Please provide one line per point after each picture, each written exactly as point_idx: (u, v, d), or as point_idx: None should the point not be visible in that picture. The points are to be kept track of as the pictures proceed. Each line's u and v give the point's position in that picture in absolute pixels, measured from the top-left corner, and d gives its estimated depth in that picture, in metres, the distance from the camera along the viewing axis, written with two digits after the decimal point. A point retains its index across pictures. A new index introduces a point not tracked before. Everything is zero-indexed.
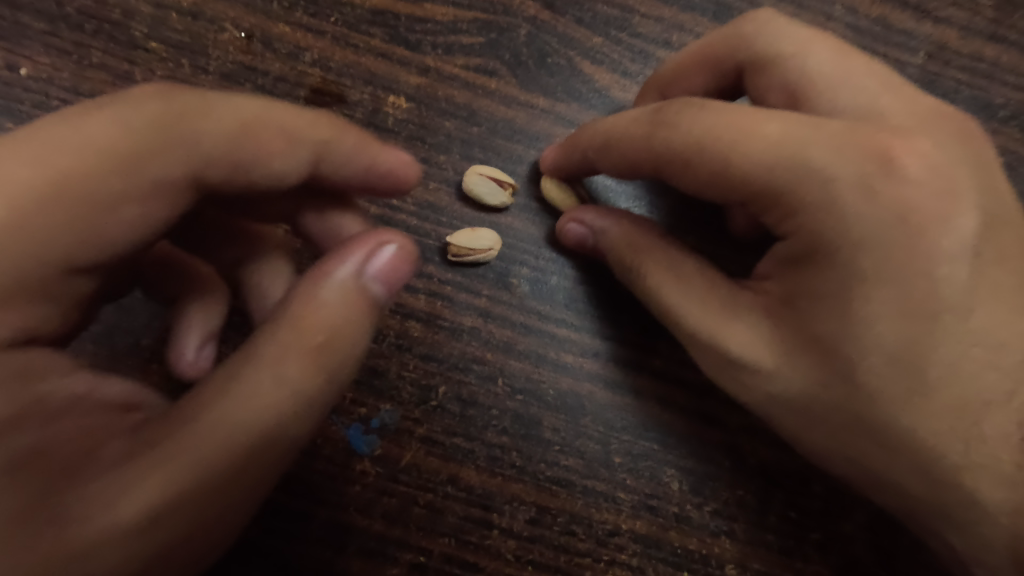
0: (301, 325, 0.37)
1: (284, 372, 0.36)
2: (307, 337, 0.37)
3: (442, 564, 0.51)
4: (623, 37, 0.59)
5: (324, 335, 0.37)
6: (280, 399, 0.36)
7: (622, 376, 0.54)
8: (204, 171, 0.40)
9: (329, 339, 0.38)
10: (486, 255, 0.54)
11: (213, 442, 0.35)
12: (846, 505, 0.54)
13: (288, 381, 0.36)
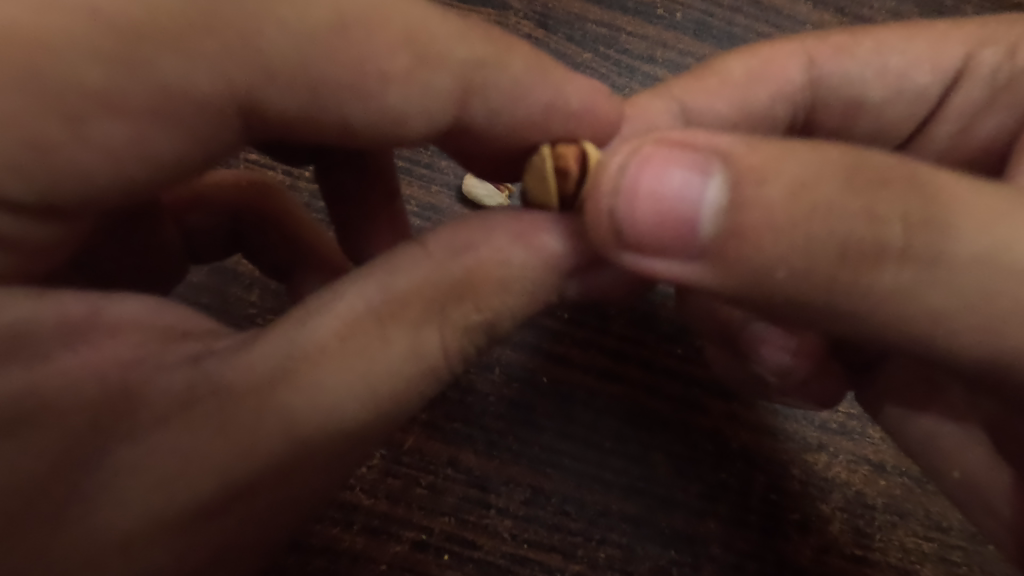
0: (452, 271, 0.38)
1: (397, 348, 0.37)
2: (450, 298, 0.38)
3: (442, 541, 0.54)
4: (611, 54, 0.64)
5: (465, 292, 0.38)
6: (394, 370, 0.37)
7: (611, 365, 0.58)
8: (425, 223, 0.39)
9: (475, 307, 0.38)
10: None
11: (313, 404, 0.35)
12: (823, 488, 0.58)
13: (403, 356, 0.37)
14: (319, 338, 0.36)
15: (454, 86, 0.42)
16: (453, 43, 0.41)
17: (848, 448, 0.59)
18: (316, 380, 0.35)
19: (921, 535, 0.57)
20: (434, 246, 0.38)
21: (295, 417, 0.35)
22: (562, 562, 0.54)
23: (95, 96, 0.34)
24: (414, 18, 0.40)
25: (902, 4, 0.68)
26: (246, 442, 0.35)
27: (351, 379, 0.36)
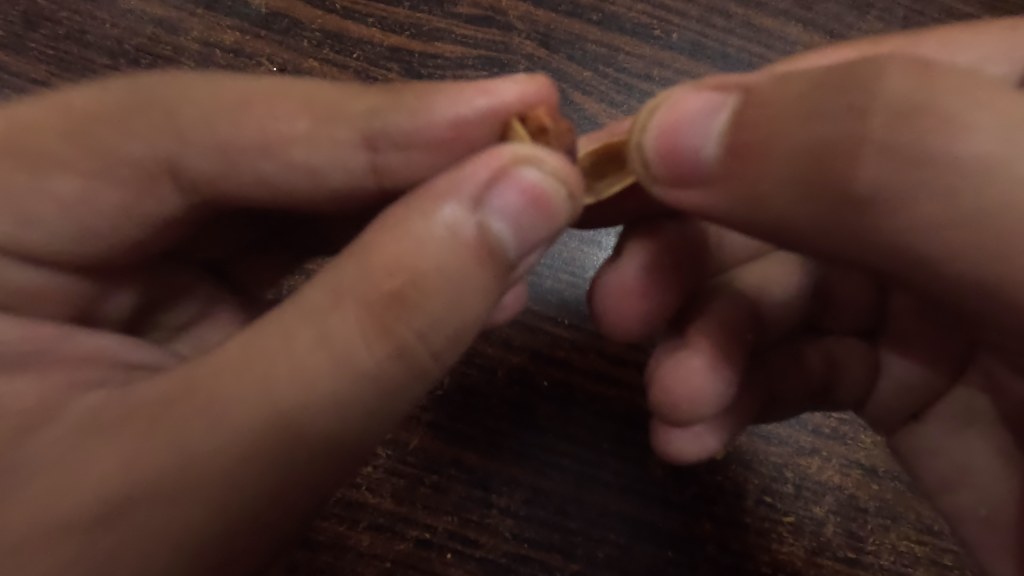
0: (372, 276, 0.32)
1: (320, 363, 0.32)
2: (382, 316, 0.32)
3: (446, 539, 0.55)
4: (610, 72, 0.67)
5: (404, 292, 0.32)
6: (304, 381, 0.32)
7: (609, 369, 0.60)
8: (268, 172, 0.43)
9: (423, 316, 0.32)
10: None
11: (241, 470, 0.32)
12: (816, 491, 0.59)
13: (335, 381, 0.32)
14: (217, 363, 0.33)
15: (358, 136, 0.42)
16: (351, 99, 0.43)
17: (841, 452, 0.60)
18: (220, 432, 0.32)
19: (913, 539, 0.58)
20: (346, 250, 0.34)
21: (199, 474, 0.31)
22: (562, 560, 0.56)
23: (48, 167, 0.39)
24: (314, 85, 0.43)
25: (889, 25, 0.71)
26: (156, 509, 0.31)
27: (269, 415, 0.32)
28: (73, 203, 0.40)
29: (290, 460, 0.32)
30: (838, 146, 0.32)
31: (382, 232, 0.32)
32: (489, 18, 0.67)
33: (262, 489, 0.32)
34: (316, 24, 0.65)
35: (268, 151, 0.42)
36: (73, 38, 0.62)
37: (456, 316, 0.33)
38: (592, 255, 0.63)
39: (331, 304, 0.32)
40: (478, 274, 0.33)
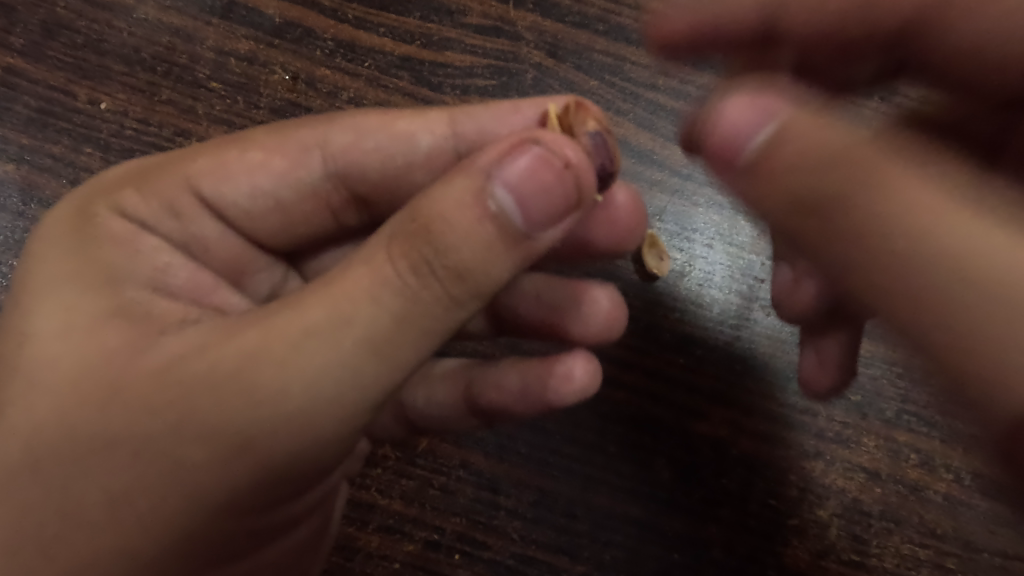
0: (398, 221, 0.35)
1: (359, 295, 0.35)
2: (404, 244, 0.35)
3: (454, 541, 0.56)
4: (616, 81, 0.68)
5: (420, 229, 0.35)
6: (344, 315, 0.35)
7: (614, 373, 0.61)
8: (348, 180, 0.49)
9: (433, 248, 0.34)
10: None
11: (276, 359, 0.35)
12: (821, 494, 0.60)
13: (372, 286, 0.35)
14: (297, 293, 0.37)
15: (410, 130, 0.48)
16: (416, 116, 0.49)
17: (844, 456, 0.61)
18: (275, 321, 0.36)
19: (917, 542, 0.59)
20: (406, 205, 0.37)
21: (250, 355, 0.35)
22: (569, 562, 0.56)
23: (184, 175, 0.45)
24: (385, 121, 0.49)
25: None
26: (206, 381, 0.35)
27: (318, 311, 0.35)
28: (197, 204, 0.45)
29: (314, 386, 0.35)
30: (993, 265, 0.29)
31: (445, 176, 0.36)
32: (498, 28, 0.69)
33: (291, 386, 0.35)
34: (329, 34, 0.66)
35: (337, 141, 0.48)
36: (91, 46, 0.63)
37: (468, 255, 0.34)
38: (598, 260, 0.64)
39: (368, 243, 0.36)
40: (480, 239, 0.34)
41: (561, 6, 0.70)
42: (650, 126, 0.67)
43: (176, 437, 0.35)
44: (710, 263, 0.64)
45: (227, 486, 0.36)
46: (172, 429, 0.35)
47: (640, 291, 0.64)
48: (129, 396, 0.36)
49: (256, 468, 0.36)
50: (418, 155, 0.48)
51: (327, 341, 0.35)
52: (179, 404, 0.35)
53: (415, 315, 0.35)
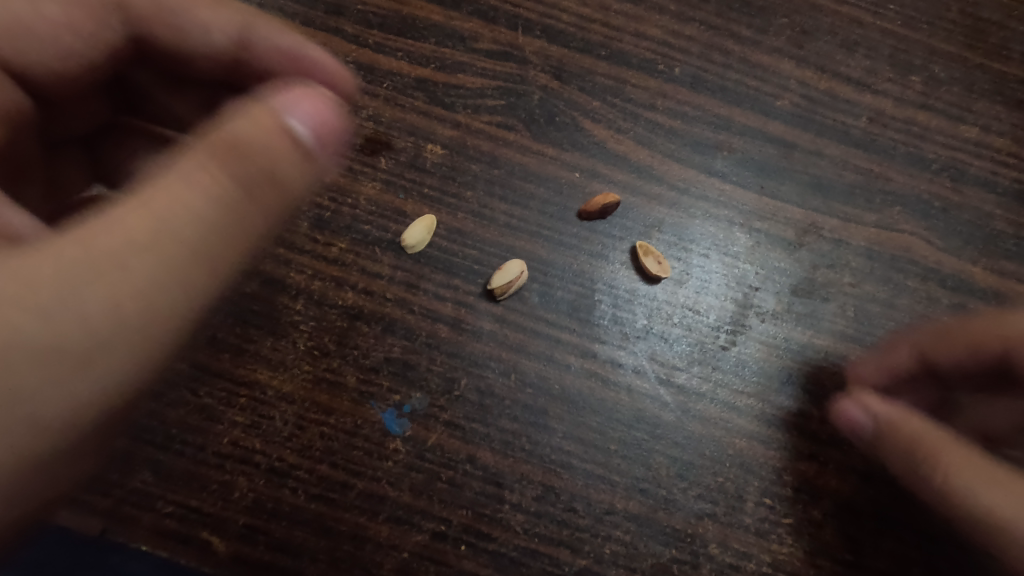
0: (203, 156, 0.39)
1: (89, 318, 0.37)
2: (201, 178, 0.38)
3: (460, 533, 0.58)
4: (617, 102, 0.73)
5: (233, 149, 0.39)
6: (72, 326, 0.36)
7: (614, 374, 0.64)
8: (226, 141, 0.39)
9: (259, 168, 0.40)
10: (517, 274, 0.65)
11: (104, 277, 0.37)
12: (814, 494, 0.62)
13: (215, 192, 0.38)
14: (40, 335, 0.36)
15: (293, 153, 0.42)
16: (262, 131, 0.40)
17: (838, 458, 0.63)
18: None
19: (909, 543, 0.61)
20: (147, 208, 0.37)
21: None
22: (570, 555, 0.59)
23: None
24: (216, 149, 0.39)
25: (876, 62, 0.76)
26: None
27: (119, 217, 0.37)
28: None
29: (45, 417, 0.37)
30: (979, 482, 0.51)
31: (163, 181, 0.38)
32: (507, 53, 0.73)
33: (59, 309, 0.36)
34: (351, 58, 0.71)
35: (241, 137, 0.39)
36: None
37: (257, 224, 0.41)
38: (600, 268, 0.67)
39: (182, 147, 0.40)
40: (159, 281, 0.38)
41: (566, 34, 0.75)
42: (649, 143, 0.72)
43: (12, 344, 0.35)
44: (706, 270, 0.68)
45: (108, 392, 0.39)
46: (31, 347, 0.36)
47: (641, 298, 0.66)
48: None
49: (80, 414, 0.38)
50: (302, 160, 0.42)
51: (155, 243, 0.37)
52: (35, 298, 0.36)
53: (276, 191, 0.41)
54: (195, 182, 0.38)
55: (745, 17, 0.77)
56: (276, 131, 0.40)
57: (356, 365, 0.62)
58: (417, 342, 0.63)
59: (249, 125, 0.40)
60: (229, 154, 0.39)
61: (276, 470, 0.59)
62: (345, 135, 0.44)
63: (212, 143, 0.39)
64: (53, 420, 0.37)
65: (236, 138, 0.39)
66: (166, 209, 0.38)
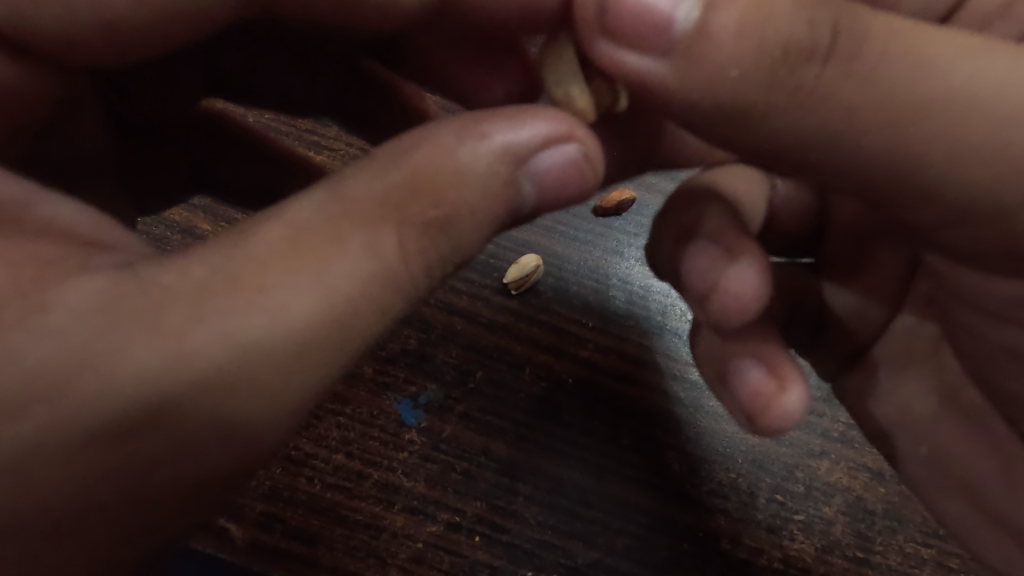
0: (395, 178, 0.35)
1: (199, 333, 0.32)
2: (346, 224, 0.34)
3: (474, 524, 0.59)
4: None
5: (436, 210, 0.35)
6: (274, 333, 0.33)
7: (628, 368, 0.65)
8: (356, 211, 0.34)
9: (447, 240, 0.36)
10: (533, 269, 0.67)
11: (249, 298, 0.33)
12: (826, 491, 0.62)
13: (365, 256, 0.34)
14: (188, 338, 0.32)
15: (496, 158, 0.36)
16: (469, 206, 0.36)
17: (848, 456, 0.64)
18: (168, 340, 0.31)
19: (919, 541, 0.61)
20: (219, 264, 0.33)
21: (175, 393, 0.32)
22: (583, 548, 0.59)
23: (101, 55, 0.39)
24: (282, 262, 0.33)
25: None
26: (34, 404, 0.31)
27: (300, 299, 0.33)
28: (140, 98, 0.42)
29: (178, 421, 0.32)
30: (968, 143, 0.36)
31: (417, 156, 0.35)
32: None
33: (265, 320, 0.33)
34: None
35: (315, 268, 0.33)
36: None
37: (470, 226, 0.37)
38: (613, 263, 0.68)
39: (373, 155, 0.36)
40: (364, 301, 0.34)
41: None
42: None
43: (194, 352, 0.32)
44: None
45: (265, 420, 0.34)
46: (181, 380, 0.32)
47: (653, 295, 0.68)
48: (165, 302, 0.32)
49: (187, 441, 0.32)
50: (491, 174, 0.36)
51: (265, 357, 0.33)
52: (258, 316, 0.32)
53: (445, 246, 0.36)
54: (342, 263, 0.34)
55: None
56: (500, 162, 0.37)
57: (373, 356, 0.63)
58: (433, 335, 0.64)
59: (426, 206, 0.35)
60: (431, 172, 0.35)
61: (294, 459, 0.59)
62: (570, 191, 0.39)
63: (286, 263, 0.33)
64: (146, 429, 0.32)
65: (437, 158, 0.35)
66: (353, 257, 0.34)
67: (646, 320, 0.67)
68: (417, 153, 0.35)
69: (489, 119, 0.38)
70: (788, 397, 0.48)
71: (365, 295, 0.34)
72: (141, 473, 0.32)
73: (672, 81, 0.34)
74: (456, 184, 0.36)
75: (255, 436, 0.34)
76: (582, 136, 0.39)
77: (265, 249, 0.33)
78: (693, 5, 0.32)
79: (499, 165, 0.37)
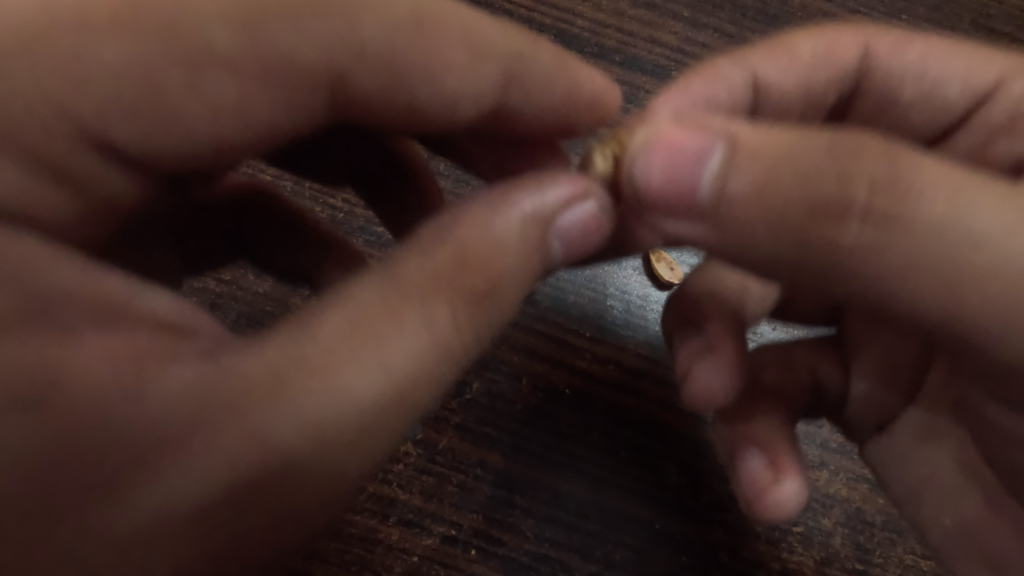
0: (444, 260, 0.38)
1: (288, 417, 0.35)
2: (426, 284, 0.38)
3: (470, 537, 0.58)
4: (630, 108, 0.73)
5: (487, 287, 0.39)
6: (349, 405, 0.36)
7: (625, 378, 0.64)
8: (434, 280, 0.38)
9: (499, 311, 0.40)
10: None
11: (323, 379, 0.35)
12: (825, 503, 0.62)
13: (435, 321, 0.37)
14: (280, 426, 0.34)
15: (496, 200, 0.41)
16: (510, 266, 0.40)
17: (848, 467, 0.63)
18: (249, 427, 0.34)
19: (918, 552, 0.61)
20: (308, 346, 0.36)
21: (269, 472, 0.34)
22: (581, 561, 0.58)
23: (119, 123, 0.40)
24: (352, 342, 0.36)
25: None
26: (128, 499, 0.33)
27: (365, 378, 0.36)
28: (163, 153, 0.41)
29: (281, 496, 0.35)
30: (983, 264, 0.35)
31: (464, 228, 0.39)
32: None
33: (341, 393, 0.35)
34: None
35: (376, 343, 0.36)
36: None
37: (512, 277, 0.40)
38: (611, 271, 0.68)
39: (418, 237, 0.39)
40: (438, 355, 0.38)
41: (581, 39, 0.75)
42: None
43: (279, 434, 0.34)
44: None
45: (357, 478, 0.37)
46: (276, 460, 0.34)
47: (650, 305, 0.67)
48: (237, 392, 0.34)
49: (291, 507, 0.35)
50: (518, 241, 0.40)
51: (352, 425, 0.36)
52: (327, 393, 0.35)
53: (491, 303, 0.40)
54: (452, 321, 0.38)
55: (758, 26, 0.77)
56: (521, 227, 0.40)
57: None
58: None
59: (470, 266, 0.38)
60: (471, 235, 0.39)
61: None
62: (593, 242, 0.44)
63: (355, 339, 0.36)
64: (242, 508, 0.34)
65: (473, 237, 0.39)
66: (445, 315, 0.38)
67: (638, 330, 0.66)
68: (455, 233, 0.39)
69: (515, 187, 0.42)
70: (782, 488, 0.52)
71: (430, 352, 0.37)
72: (232, 550, 0.35)
73: (710, 239, 0.39)
74: (492, 250, 0.39)
75: (320, 502, 0.36)
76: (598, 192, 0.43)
77: (355, 329, 0.36)
78: (715, 172, 0.37)
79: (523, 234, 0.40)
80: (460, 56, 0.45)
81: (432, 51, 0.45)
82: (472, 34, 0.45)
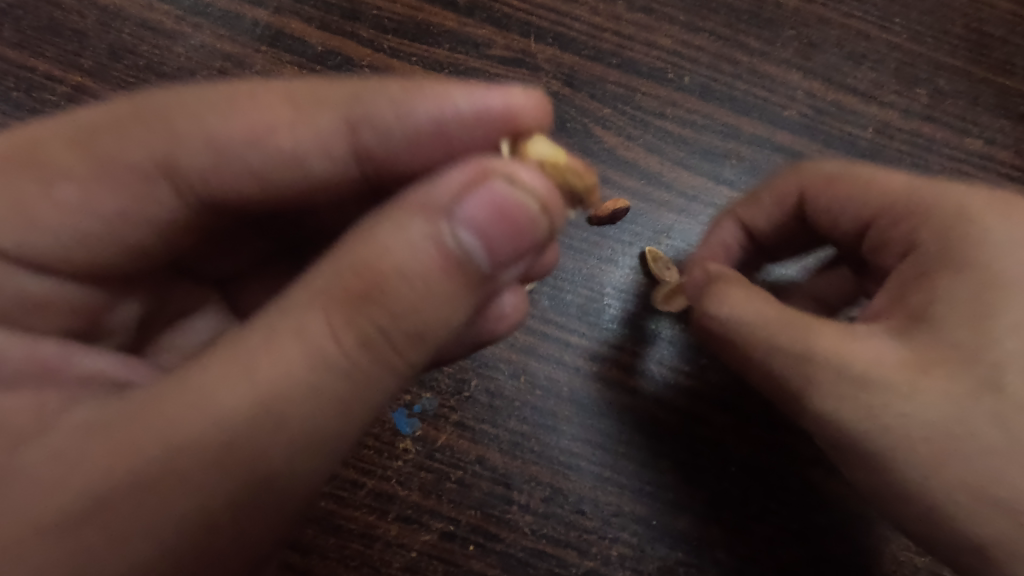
0: (340, 269, 0.34)
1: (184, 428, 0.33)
2: (344, 316, 0.33)
3: (468, 532, 0.59)
4: (626, 110, 0.74)
5: (371, 289, 0.34)
6: (250, 413, 0.33)
7: (622, 377, 0.65)
8: (334, 294, 0.34)
9: (388, 314, 0.34)
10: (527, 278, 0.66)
11: (217, 396, 0.33)
12: (820, 500, 0.62)
13: (327, 339, 0.34)
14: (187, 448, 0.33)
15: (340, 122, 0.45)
16: (416, 271, 0.33)
17: None
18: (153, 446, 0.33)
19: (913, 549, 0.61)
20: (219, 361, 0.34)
21: (179, 489, 0.33)
22: (576, 557, 0.59)
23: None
24: (256, 358, 0.34)
25: (881, 75, 0.78)
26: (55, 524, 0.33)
27: (236, 396, 0.33)
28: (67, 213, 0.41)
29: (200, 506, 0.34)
30: None
31: (355, 246, 0.34)
32: (520, 60, 0.75)
33: (239, 404, 0.33)
34: (366, 62, 0.73)
35: (291, 355, 0.34)
36: (152, 69, 0.71)
37: (422, 281, 0.34)
38: (606, 271, 0.68)
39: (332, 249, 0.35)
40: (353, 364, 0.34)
41: (579, 42, 0.76)
42: (658, 150, 0.73)
43: (178, 451, 0.33)
44: None
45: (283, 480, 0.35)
46: (176, 480, 0.33)
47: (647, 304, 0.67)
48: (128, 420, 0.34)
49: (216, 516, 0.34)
50: (416, 241, 0.34)
51: (253, 432, 0.33)
52: (197, 418, 0.33)
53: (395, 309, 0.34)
54: (357, 338, 0.34)
55: (753, 29, 0.78)
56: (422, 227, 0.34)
57: None
58: None
59: (367, 266, 0.33)
60: (360, 265, 0.34)
61: None
62: (522, 229, 0.36)
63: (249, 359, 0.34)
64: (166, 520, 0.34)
65: (375, 247, 0.34)
66: (344, 330, 0.34)
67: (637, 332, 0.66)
68: (359, 240, 0.34)
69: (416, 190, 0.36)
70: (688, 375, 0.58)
71: (328, 365, 0.34)
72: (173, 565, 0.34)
73: None
74: (386, 265, 0.33)
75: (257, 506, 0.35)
76: (501, 172, 0.36)
77: (243, 351, 0.34)
78: None
79: (431, 222, 0.34)
80: (286, 113, 0.44)
81: (200, 113, 0.43)
82: (298, 94, 0.45)
